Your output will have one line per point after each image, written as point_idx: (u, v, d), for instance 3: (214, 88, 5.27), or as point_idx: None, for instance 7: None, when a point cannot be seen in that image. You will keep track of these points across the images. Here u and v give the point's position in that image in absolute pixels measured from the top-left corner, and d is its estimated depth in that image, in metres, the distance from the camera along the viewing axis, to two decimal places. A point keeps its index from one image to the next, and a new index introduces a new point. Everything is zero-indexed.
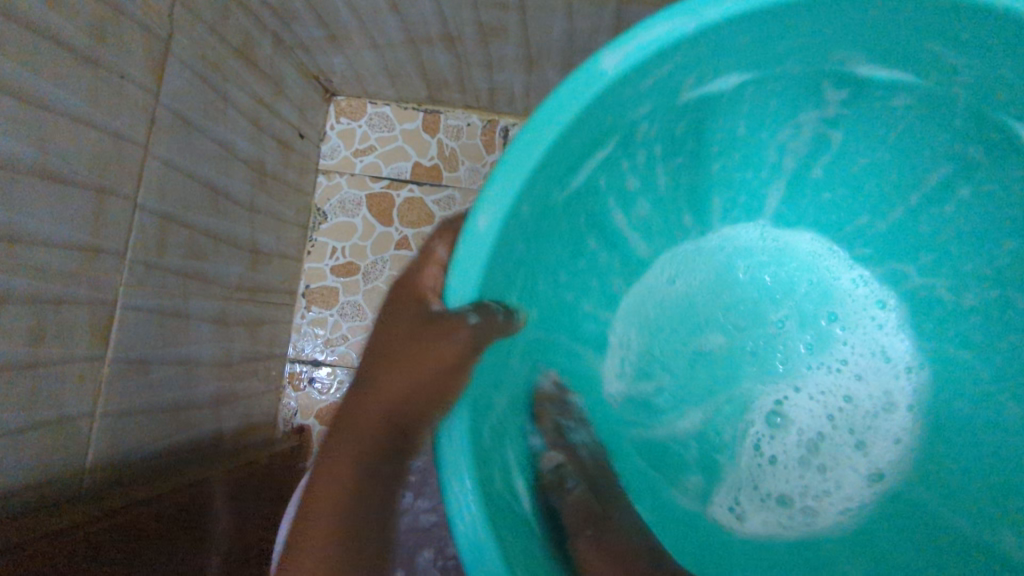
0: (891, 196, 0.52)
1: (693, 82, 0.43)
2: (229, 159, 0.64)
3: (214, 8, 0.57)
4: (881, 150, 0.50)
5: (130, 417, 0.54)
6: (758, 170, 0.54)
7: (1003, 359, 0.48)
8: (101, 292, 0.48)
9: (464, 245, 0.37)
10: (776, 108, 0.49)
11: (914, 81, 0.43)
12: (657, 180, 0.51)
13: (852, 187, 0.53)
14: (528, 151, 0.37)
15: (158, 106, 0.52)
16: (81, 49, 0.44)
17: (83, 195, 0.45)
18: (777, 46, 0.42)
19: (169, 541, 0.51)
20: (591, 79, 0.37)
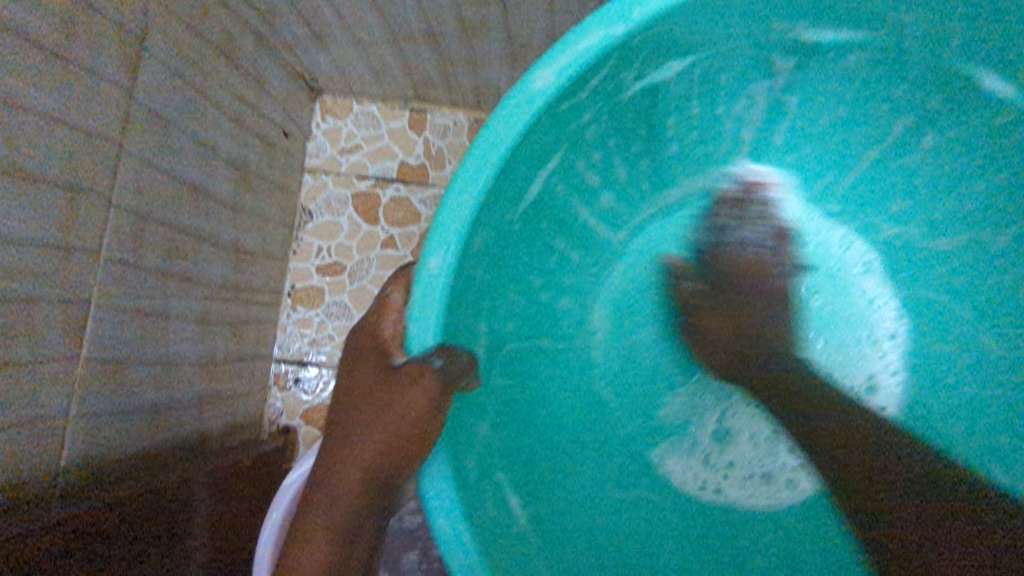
0: (852, 151, 0.56)
1: (632, 78, 0.44)
2: (211, 157, 0.64)
3: (192, 5, 0.57)
4: (840, 107, 0.53)
5: (106, 416, 0.53)
6: (718, 144, 0.55)
7: (991, 293, 0.55)
8: (73, 292, 0.48)
9: (418, 286, 0.39)
10: (722, 90, 0.50)
11: (869, 38, 0.45)
12: (620, 175, 0.52)
13: (816, 151, 0.57)
14: (478, 171, 0.39)
15: (132, 104, 0.51)
16: (51, 46, 0.43)
17: (52, 194, 0.45)
18: (719, 27, 0.43)
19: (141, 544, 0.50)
20: (526, 99, 0.39)
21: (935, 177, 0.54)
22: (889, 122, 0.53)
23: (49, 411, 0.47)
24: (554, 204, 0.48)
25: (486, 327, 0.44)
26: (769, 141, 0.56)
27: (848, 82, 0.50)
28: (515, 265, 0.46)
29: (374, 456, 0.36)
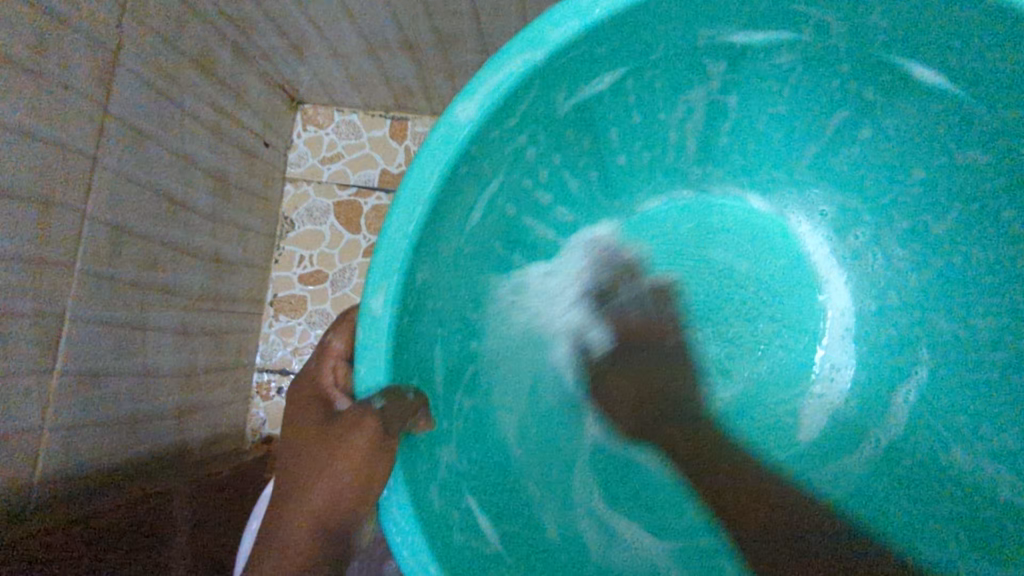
0: (791, 145, 0.58)
1: (566, 95, 0.46)
2: (189, 168, 0.64)
3: (167, 18, 0.57)
4: (780, 104, 0.54)
5: (85, 428, 0.53)
6: (664, 151, 0.58)
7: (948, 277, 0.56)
8: (48, 303, 0.48)
9: (362, 329, 0.39)
10: (657, 97, 0.52)
11: (795, 38, 0.47)
12: (569, 186, 0.54)
13: (759, 143, 0.59)
14: (412, 204, 0.39)
15: (106, 116, 0.52)
16: (25, 62, 0.43)
17: (27, 208, 0.45)
18: (645, 36, 0.44)
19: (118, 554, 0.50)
20: (452, 129, 0.40)
21: (890, 159, 0.54)
22: (829, 116, 0.54)
23: (24, 423, 0.47)
24: (502, 223, 0.49)
25: (444, 350, 0.46)
26: (711, 143, 0.58)
27: (784, 83, 0.52)
28: (475, 285, 0.48)
29: (324, 509, 0.36)
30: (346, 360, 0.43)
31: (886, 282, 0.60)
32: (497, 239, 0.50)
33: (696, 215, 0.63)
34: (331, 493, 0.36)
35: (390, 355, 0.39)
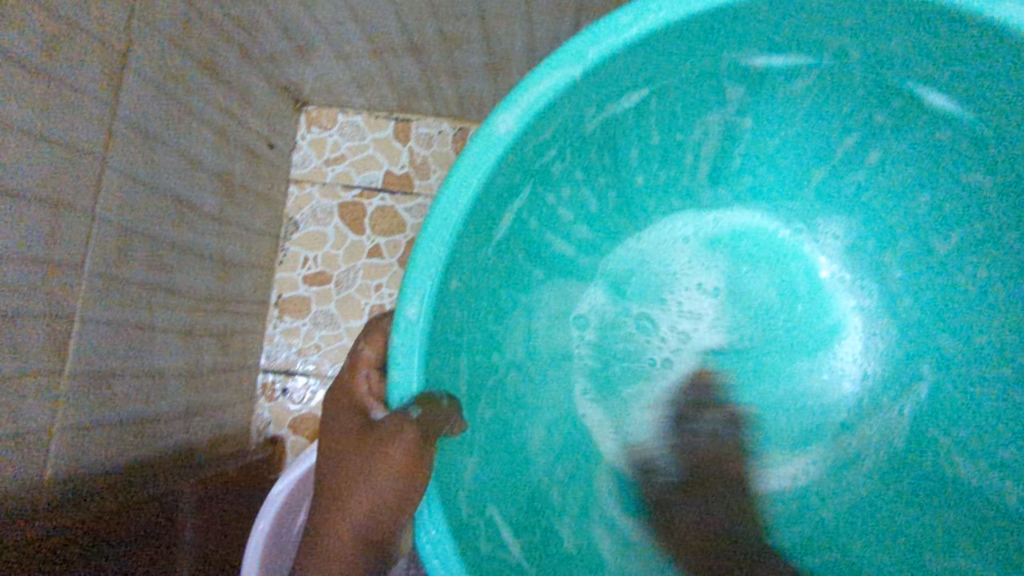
0: (809, 166, 0.57)
1: (594, 110, 0.46)
2: (195, 169, 0.64)
3: (174, 20, 0.57)
4: (791, 127, 0.54)
5: (92, 429, 0.53)
6: (678, 170, 0.57)
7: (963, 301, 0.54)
8: (58, 304, 0.48)
9: (397, 336, 0.39)
10: (676, 117, 0.51)
11: (812, 62, 0.46)
12: (589, 203, 0.54)
13: (773, 164, 0.58)
14: (445, 219, 0.39)
15: (114, 118, 0.52)
16: (35, 64, 0.44)
17: (36, 210, 0.45)
18: (675, 58, 0.44)
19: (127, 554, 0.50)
20: (487, 141, 0.39)
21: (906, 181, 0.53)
22: (841, 138, 0.53)
23: (31, 424, 0.47)
24: (528, 232, 0.50)
25: (468, 359, 0.46)
26: (725, 167, 0.58)
27: (796, 106, 0.51)
28: (500, 294, 0.49)
29: (361, 514, 0.37)
30: (379, 368, 0.44)
31: (909, 300, 0.58)
32: (519, 250, 0.50)
33: (721, 229, 0.62)
34: (368, 497, 0.37)
35: (423, 361, 0.40)
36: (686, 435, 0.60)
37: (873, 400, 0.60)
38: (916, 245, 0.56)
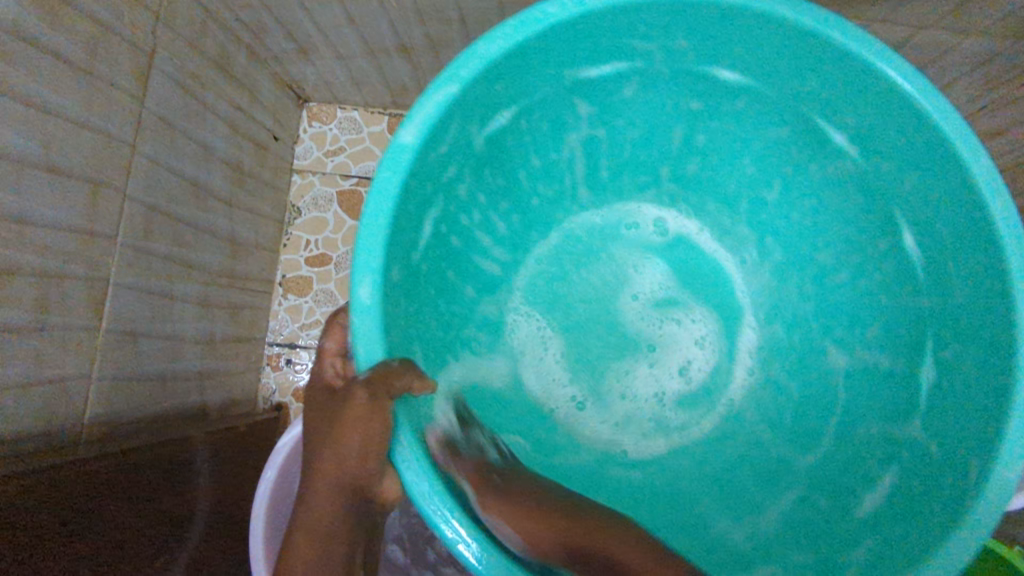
0: (656, 164, 0.61)
1: (478, 124, 0.49)
2: (209, 158, 0.72)
3: (192, 25, 0.65)
4: (637, 126, 0.57)
5: (121, 381, 0.61)
6: (560, 183, 0.61)
7: (846, 272, 0.55)
8: (98, 270, 0.56)
9: (355, 317, 0.41)
10: (546, 130, 0.55)
11: (630, 65, 0.51)
12: (497, 225, 0.58)
13: (631, 168, 0.62)
14: (377, 216, 0.42)
15: (142, 110, 0.60)
16: (79, 64, 0.52)
17: (80, 187, 0.53)
18: (542, 66, 0.48)
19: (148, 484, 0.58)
20: (398, 153, 0.43)
21: (742, 163, 0.58)
22: (669, 137, 0.58)
23: (69, 371, 0.54)
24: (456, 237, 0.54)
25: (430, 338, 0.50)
26: (597, 177, 0.62)
27: (631, 107, 0.56)
28: (433, 300, 0.52)
29: (337, 465, 0.40)
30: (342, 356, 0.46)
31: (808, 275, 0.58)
32: (447, 269, 0.54)
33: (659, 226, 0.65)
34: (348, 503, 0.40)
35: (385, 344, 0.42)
36: (651, 407, 0.61)
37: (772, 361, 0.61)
38: (795, 224, 0.58)
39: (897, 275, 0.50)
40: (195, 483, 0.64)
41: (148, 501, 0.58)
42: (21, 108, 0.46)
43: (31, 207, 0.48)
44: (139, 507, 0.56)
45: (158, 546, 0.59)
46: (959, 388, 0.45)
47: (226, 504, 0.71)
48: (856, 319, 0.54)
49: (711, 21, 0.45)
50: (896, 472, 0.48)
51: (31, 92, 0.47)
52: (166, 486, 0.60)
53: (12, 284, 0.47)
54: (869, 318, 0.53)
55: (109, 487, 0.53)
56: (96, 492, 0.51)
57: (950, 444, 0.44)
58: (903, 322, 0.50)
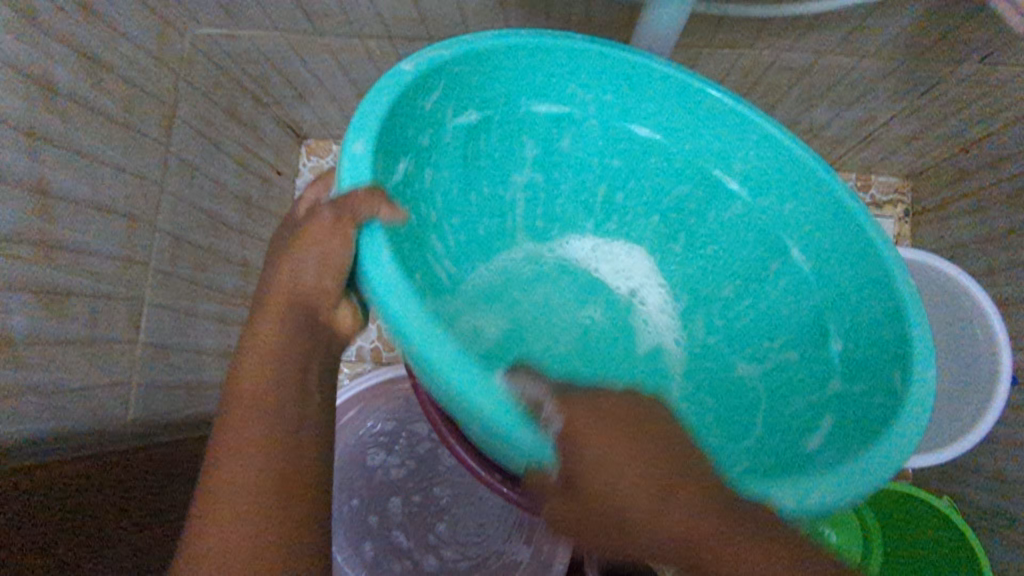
0: (577, 218, 0.62)
1: (449, 113, 0.51)
2: (223, 192, 0.82)
3: (207, 80, 0.76)
4: (563, 183, 0.60)
5: (158, 388, 0.71)
6: (500, 217, 0.59)
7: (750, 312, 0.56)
8: (136, 291, 0.66)
9: (346, 167, 0.41)
10: (495, 162, 0.56)
11: (567, 110, 0.55)
12: (446, 237, 0.54)
13: (560, 215, 0.61)
14: (372, 106, 0.43)
15: (170, 154, 0.70)
16: (120, 119, 0.62)
17: (120, 221, 0.63)
18: (500, 86, 0.52)
19: (170, 476, 0.68)
20: (393, 74, 0.45)
21: (669, 212, 0.60)
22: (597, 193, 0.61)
23: (116, 377, 0.64)
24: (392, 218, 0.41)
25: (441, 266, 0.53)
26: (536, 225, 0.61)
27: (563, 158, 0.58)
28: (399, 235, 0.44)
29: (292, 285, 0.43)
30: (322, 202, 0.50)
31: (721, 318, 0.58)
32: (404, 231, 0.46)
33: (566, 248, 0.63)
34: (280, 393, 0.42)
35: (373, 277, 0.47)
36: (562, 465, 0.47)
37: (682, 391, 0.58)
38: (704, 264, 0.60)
39: (795, 296, 0.53)
40: None
41: (173, 490, 0.67)
42: (75, 157, 0.57)
43: (83, 239, 0.58)
44: (166, 495, 0.66)
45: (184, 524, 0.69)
46: (862, 357, 0.48)
47: None
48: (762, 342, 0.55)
49: (649, 74, 0.52)
50: (832, 414, 0.48)
51: (83, 144, 0.57)
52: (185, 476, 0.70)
53: (71, 304, 0.57)
54: (771, 343, 0.54)
55: (138, 477, 0.63)
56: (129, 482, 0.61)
57: (864, 379, 0.47)
58: (807, 334, 0.52)
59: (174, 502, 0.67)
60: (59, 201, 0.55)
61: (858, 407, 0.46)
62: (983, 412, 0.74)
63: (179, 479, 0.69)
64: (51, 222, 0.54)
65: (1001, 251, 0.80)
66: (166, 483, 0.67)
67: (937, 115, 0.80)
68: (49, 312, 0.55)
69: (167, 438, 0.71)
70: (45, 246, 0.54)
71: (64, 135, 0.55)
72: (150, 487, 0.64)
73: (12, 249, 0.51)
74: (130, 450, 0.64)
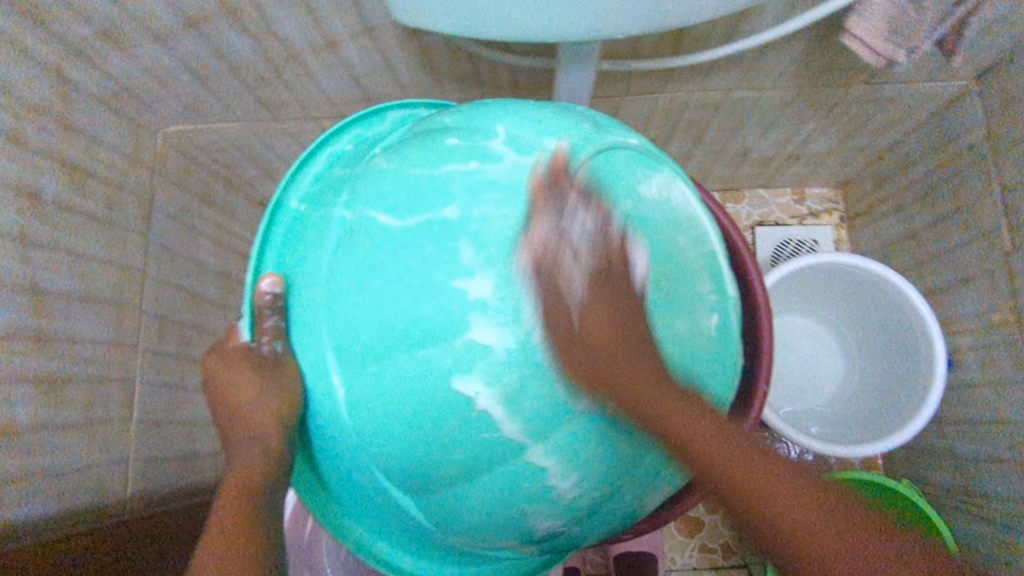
0: (440, 198, 0.43)
1: None
2: (202, 271, 0.87)
3: (178, 169, 0.81)
4: (390, 193, 0.45)
5: (153, 462, 0.75)
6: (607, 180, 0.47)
7: (349, 445, 0.46)
8: (125, 373, 0.71)
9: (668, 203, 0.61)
10: None
11: (314, 209, 0.52)
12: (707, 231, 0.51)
13: (463, 185, 0.44)
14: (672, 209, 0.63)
15: (148, 241, 0.76)
16: (101, 216, 0.68)
17: (106, 308, 0.69)
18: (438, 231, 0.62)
19: (180, 535, 0.73)
20: None
21: (319, 294, 0.47)
22: (383, 213, 0.44)
23: (112, 456, 0.68)
24: None
25: None
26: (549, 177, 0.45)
27: (351, 205, 0.47)
28: None
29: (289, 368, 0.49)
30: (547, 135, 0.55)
31: (369, 415, 0.44)
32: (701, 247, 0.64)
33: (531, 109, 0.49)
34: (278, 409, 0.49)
35: None
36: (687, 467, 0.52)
37: (553, 506, 0.45)
38: (357, 345, 0.43)
39: (320, 275, 0.47)
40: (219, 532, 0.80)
41: (182, 547, 0.73)
42: (63, 258, 0.62)
43: (75, 329, 0.64)
44: (172, 551, 0.71)
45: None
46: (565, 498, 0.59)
47: None
48: (422, 293, 0.42)
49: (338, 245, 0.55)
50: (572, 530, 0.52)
51: (68, 245, 0.63)
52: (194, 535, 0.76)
53: (68, 389, 0.63)
54: (410, 309, 0.42)
55: (144, 534, 0.68)
56: (135, 538, 0.66)
57: None
58: (311, 326, 0.48)
59: (184, 556, 0.72)
60: (49, 297, 0.60)
61: (376, 498, 0.48)
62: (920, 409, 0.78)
63: (187, 536, 0.74)
64: (45, 318, 0.60)
65: (927, 247, 0.86)
66: (173, 540, 0.72)
67: (849, 131, 0.86)
68: (48, 400, 0.60)
69: (168, 507, 0.75)
70: (41, 339, 0.59)
71: (50, 237, 0.61)
72: (159, 541, 0.69)
73: (13, 347, 0.56)
74: (133, 516, 0.69)
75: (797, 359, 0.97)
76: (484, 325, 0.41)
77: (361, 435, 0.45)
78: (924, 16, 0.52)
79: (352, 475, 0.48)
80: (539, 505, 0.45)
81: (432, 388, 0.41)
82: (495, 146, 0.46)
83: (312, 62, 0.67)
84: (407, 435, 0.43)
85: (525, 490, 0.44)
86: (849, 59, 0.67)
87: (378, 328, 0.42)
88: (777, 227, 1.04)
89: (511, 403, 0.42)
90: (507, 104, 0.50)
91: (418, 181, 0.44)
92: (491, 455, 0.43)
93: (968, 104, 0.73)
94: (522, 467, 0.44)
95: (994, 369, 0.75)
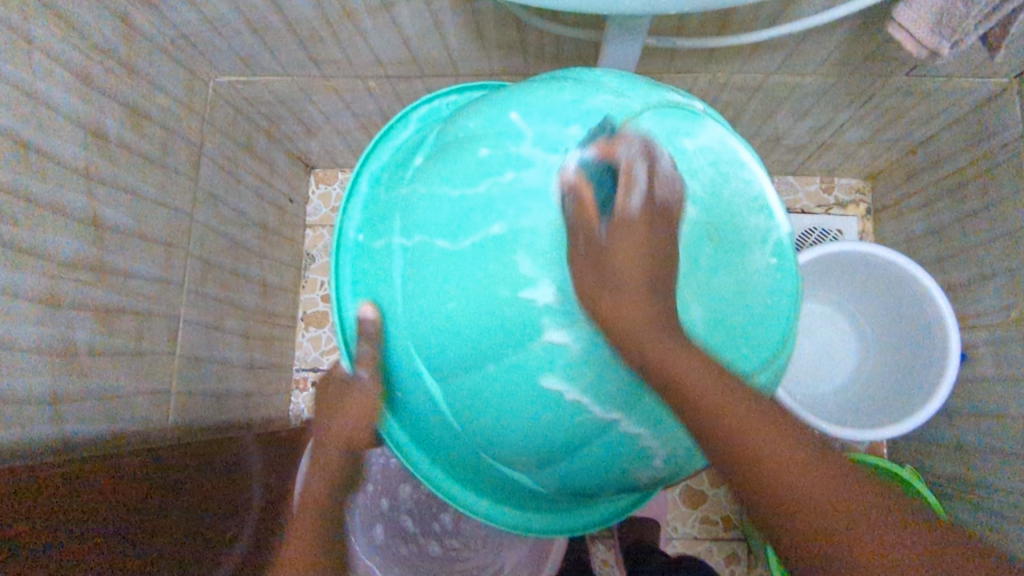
0: (491, 213, 0.46)
1: None
2: (243, 220, 0.91)
3: (226, 121, 0.84)
4: (441, 220, 0.47)
5: (192, 396, 0.79)
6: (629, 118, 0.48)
7: (451, 430, 0.51)
8: (172, 311, 0.75)
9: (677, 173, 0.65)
10: None
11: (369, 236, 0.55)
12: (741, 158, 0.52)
13: (504, 192, 0.46)
14: None
15: (197, 187, 0.79)
16: (157, 159, 0.71)
17: (157, 247, 0.72)
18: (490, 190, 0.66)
19: (217, 460, 0.78)
20: None
21: (397, 314, 0.50)
22: (442, 241, 0.47)
23: (157, 386, 0.73)
24: None
25: None
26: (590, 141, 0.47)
27: (404, 229, 0.50)
28: None
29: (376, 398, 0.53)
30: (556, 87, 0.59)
31: (468, 414, 0.49)
32: None
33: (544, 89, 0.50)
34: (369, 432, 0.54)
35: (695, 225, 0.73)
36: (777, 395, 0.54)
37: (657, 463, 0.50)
38: (443, 358, 0.48)
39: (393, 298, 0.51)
40: (250, 461, 0.85)
41: (218, 470, 0.78)
42: (121, 195, 0.66)
43: (128, 264, 0.67)
44: (210, 473, 0.76)
45: (230, 498, 0.79)
46: None
47: (272, 469, 0.92)
48: (491, 308, 0.45)
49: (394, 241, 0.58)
50: None
51: (127, 184, 0.67)
52: (228, 461, 0.81)
53: (121, 320, 0.67)
54: (485, 325, 0.45)
55: (186, 456, 0.73)
56: (179, 459, 0.71)
57: None
58: (393, 339, 0.52)
59: (220, 480, 0.78)
60: (108, 231, 0.64)
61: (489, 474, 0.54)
62: (938, 389, 0.80)
63: (222, 462, 0.79)
64: (103, 250, 0.64)
65: (951, 242, 0.88)
66: (211, 464, 0.77)
67: (883, 122, 0.87)
68: (103, 327, 0.64)
69: (204, 434, 0.80)
70: (99, 270, 0.63)
71: (111, 175, 0.64)
72: (198, 464, 0.74)
73: (76, 276, 0.60)
74: (175, 440, 0.74)
75: (814, 346, 0.99)
76: (555, 325, 0.45)
77: (464, 430, 0.50)
78: (969, 8, 0.52)
79: (465, 457, 0.53)
80: (639, 464, 0.50)
81: (521, 390, 0.46)
82: (525, 145, 0.47)
83: (366, 21, 0.69)
84: (504, 428, 0.48)
85: (631, 454, 0.49)
86: (891, 49, 0.68)
87: (456, 346, 0.46)
88: (803, 215, 1.05)
89: (589, 390, 0.46)
90: (522, 89, 0.52)
91: (462, 202, 0.47)
92: (586, 435, 0.48)
93: (1004, 102, 0.74)
94: (617, 437, 0.48)
95: (1008, 365, 0.76)
